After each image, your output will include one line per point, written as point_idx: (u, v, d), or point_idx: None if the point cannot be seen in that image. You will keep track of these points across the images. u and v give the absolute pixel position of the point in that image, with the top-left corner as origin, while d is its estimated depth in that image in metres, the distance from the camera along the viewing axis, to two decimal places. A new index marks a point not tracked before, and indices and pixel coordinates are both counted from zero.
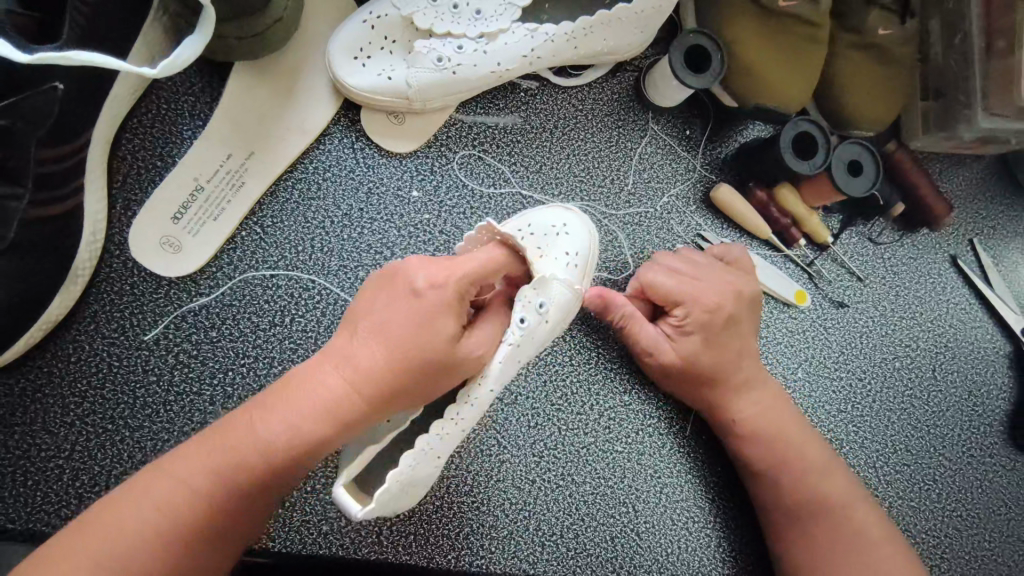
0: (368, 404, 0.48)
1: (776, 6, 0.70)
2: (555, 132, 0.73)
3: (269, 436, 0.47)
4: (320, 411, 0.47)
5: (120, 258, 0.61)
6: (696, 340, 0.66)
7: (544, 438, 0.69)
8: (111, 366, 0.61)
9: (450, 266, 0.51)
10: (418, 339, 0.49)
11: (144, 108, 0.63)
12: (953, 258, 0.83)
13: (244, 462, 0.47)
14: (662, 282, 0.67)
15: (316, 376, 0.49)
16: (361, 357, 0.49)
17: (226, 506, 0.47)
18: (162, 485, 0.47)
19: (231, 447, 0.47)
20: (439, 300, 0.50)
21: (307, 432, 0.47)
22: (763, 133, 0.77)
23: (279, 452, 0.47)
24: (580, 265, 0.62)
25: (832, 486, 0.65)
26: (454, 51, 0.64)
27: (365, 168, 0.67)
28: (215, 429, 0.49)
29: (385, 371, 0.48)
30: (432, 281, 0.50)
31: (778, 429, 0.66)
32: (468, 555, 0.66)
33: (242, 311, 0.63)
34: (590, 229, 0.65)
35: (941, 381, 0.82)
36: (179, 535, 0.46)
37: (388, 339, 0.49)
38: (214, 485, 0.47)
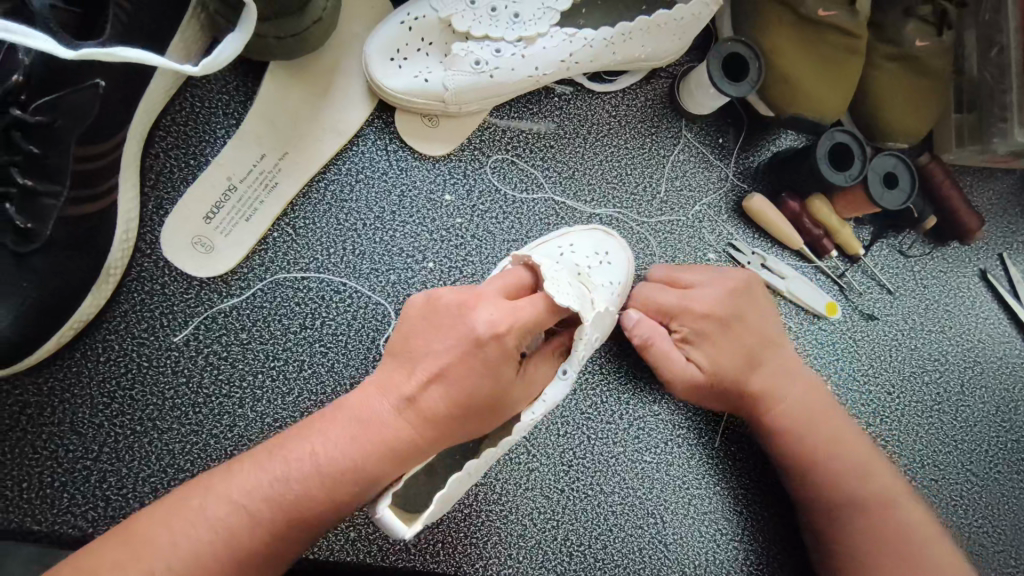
0: (427, 443, 0.49)
1: (816, 16, 0.69)
2: (588, 138, 0.72)
3: (332, 467, 0.47)
4: (382, 446, 0.48)
5: (151, 257, 0.61)
6: (705, 349, 0.66)
7: (573, 447, 0.68)
8: (141, 366, 0.60)
9: (513, 311, 0.50)
10: (484, 385, 0.50)
11: (178, 105, 0.62)
12: (982, 272, 0.82)
13: (307, 492, 0.47)
14: (660, 297, 0.68)
15: (378, 410, 0.49)
16: (422, 397, 0.50)
17: (282, 533, 0.46)
18: (218, 508, 0.45)
19: (290, 474, 0.47)
20: (501, 348, 0.50)
21: (370, 467, 0.47)
22: (796, 143, 0.77)
23: (342, 483, 0.47)
24: (620, 294, 0.64)
25: (874, 490, 0.63)
26: (492, 55, 0.63)
27: (397, 170, 0.67)
28: (271, 456, 0.48)
29: (447, 412, 0.49)
30: (498, 326, 0.50)
31: (810, 422, 0.65)
32: (495, 564, 0.65)
33: (273, 313, 0.62)
34: (631, 257, 0.67)
35: (970, 396, 0.81)
36: (235, 560, 0.45)
37: (451, 384, 0.50)
38: (273, 511, 0.46)
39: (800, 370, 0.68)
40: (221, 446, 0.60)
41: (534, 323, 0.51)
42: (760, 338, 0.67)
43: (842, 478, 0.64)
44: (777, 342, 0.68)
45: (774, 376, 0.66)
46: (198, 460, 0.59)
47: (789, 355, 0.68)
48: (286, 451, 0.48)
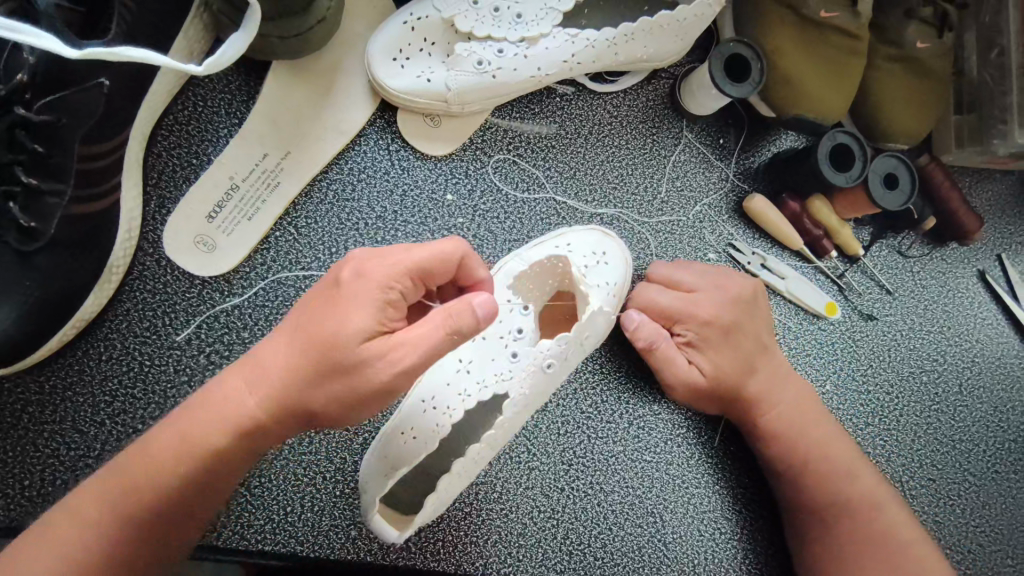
0: (277, 411, 0.48)
1: (818, 17, 0.69)
2: (589, 138, 0.73)
3: (186, 441, 0.48)
4: (227, 420, 0.48)
5: (153, 256, 0.61)
6: (708, 354, 0.67)
7: (574, 446, 0.69)
8: (143, 365, 0.60)
9: (410, 262, 0.47)
10: (329, 327, 0.46)
11: (181, 104, 0.63)
12: (981, 273, 0.83)
13: (163, 467, 0.47)
14: (661, 300, 0.68)
15: (232, 384, 0.49)
16: (268, 362, 0.48)
17: (152, 514, 0.47)
18: (86, 495, 0.47)
19: (148, 454, 0.48)
20: (360, 287, 0.46)
21: (218, 433, 0.48)
22: (796, 143, 0.77)
23: (194, 454, 0.47)
24: (615, 294, 0.64)
25: (862, 495, 0.65)
26: (495, 55, 0.64)
27: (399, 170, 0.67)
28: (139, 442, 0.49)
29: (291, 377, 0.47)
30: (361, 272, 0.47)
31: (802, 430, 0.67)
32: (495, 563, 0.66)
33: (275, 312, 0.63)
34: (628, 256, 0.67)
35: (968, 396, 0.81)
36: (104, 546, 0.46)
37: (314, 343, 0.46)
38: (129, 496, 0.47)
39: (791, 375, 0.69)
40: None
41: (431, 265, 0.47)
42: (758, 344, 0.68)
43: (831, 482, 0.65)
44: (771, 348, 0.69)
45: (769, 381, 0.68)
46: None
47: (781, 360, 0.69)
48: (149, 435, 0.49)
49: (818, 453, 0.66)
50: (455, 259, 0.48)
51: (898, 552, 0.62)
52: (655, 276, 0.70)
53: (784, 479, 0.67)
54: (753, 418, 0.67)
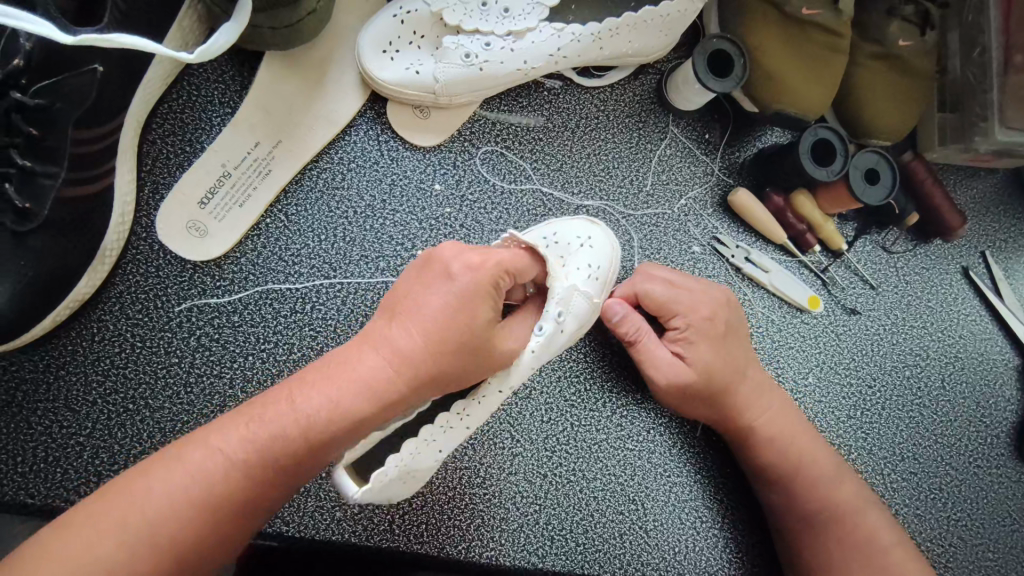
0: (403, 384, 0.48)
1: (800, 15, 0.70)
2: (576, 132, 0.74)
3: (301, 414, 0.46)
4: (356, 386, 0.47)
5: (147, 240, 0.62)
6: (704, 350, 0.67)
7: (557, 433, 0.70)
8: (134, 346, 0.61)
9: (487, 251, 0.53)
10: (456, 318, 0.49)
11: (175, 93, 0.64)
12: (964, 270, 0.84)
13: (278, 442, 0.46)
14: (657, 292, 0.68)
15: (358, 358, 0.48)
16: (396, 337, 0.49)
17: (250, 487, 0.46)
18: (194, 458, 0.46)
19: (265, 424, 0.46)
20: (479, 284, 0.51)
21: (340, 406, 0.46)
22: (781, 139, 0.78)
23: (311, 431, 0.46)
24: (599, 278, 0.64)
25: (837, 490, 0.66)
26: (482, 48, 0.65)
27: (388, 160, 0.68)
28: (251, 409, 0.48)
29: (423, 352, 0.48)
30: (472, 264, 0.52)
31: (784, 436, 0.68)
32: (478, 546, 0.67)
33: (264, 297, 0.64)
34: (615, 244, 0.67)
35: (950, 392, 0.82)
36: (193, 516, 0.44)
37: (427, 325, 0.49)
38: (236, 464, 0.46)
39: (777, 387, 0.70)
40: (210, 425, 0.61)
41: (511, 262, 0.53)
42: (745, 351, 0.69)
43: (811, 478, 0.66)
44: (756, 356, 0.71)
45: (757, 387, 0.69)
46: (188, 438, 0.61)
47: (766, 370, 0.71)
48: (271, 398, 0.48)
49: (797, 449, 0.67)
50: (523, 263, 0.55)
51: (875, 558, 0.63)
52: (653, 271, 0.70)
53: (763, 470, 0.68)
54: (750, 419, 0.68)
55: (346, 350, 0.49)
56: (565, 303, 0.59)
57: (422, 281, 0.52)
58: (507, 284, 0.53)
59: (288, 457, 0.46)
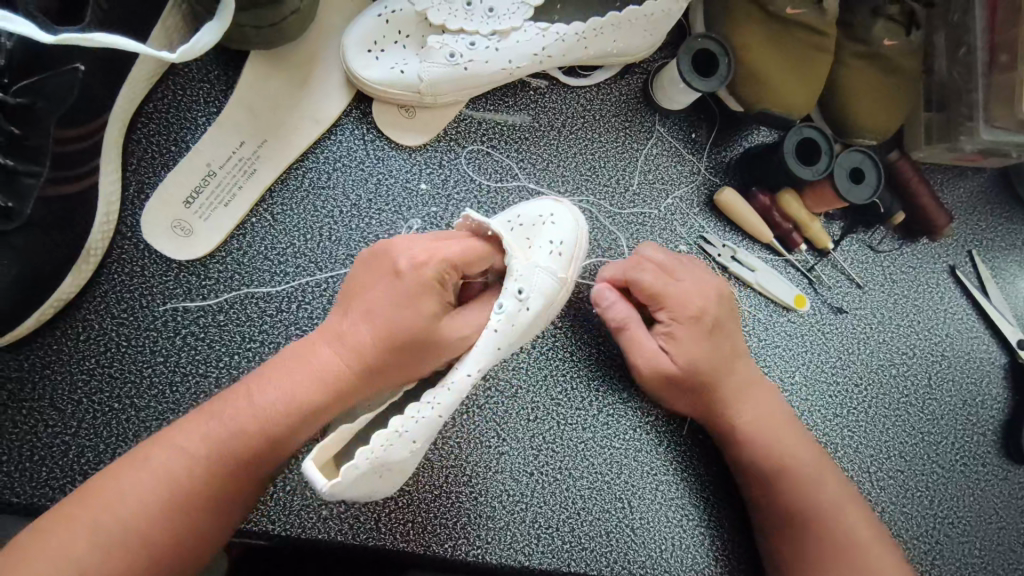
0: (356, 375, 0.51)
1: (784, 14, 0.71)
2: (562, 131, 0.74)
3: (261, 407, 0.50)
4: (313, 380, 0.50)
5: (132, 239, 0.62)
6: (684, 345, 0.67)
7: (543, 432, 0.70)
8: (119, 345, 0.61)
9: (435, 248, 0.54)
10: (403, 312, 0.52)
11: (160, 93, 0.64)
12: (951, 268, 0.84)
13: (243, 435, 0.49)
14: (649, 282, 0.68)
15: (313, 352, 0.52)
16: (349, 332, 0.52)
17: (220, 480, 0.49)
18: (161, 457, 0.49)
19: (230, 420, 0.50)
20: (422, 279, 0.53)
21: (299, 399, 0.50)
22: (767, 138, 0.79)
23: (274, 424, 0.50)
24: (564, 255, 0.61)
25: (821, 488, 0.66)
26: (466, 48, 0.65)
27: (374, 159, 0.68)
28: (215, 403, 0.51)
29: (376, 346, 0.51)
30: (417, 261, 0.53)
31: (768, 433, 0.68)
32: (464, 545, 0.67)
33: (250, 297, 0.64)
34: (580, 218, 0.65)
35: (937, 390, 0.83)
36: (163, 508, 0.47)
37: (375, 320, 0.52)
38: (200, 456, 0.49)
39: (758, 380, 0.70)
40: None
41: (461, 256, 0.54)
42: (734, 345, 0.69)
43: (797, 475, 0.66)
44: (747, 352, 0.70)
45: (742, 382, 0.69)
46: None
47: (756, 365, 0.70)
48: (233, 391, 0.52)
49: (784, 447, 0.67)
50: (474, 251, 0.55)
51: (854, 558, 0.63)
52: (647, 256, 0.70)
53: (744, 468, 0.68)
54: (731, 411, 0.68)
55: (300, 345, 0.53)
56: (527, 278, 0.56)
57: (367, 275, 0.55)
58: (455, 278, 0.55)
59: (255, 450, 0.50)
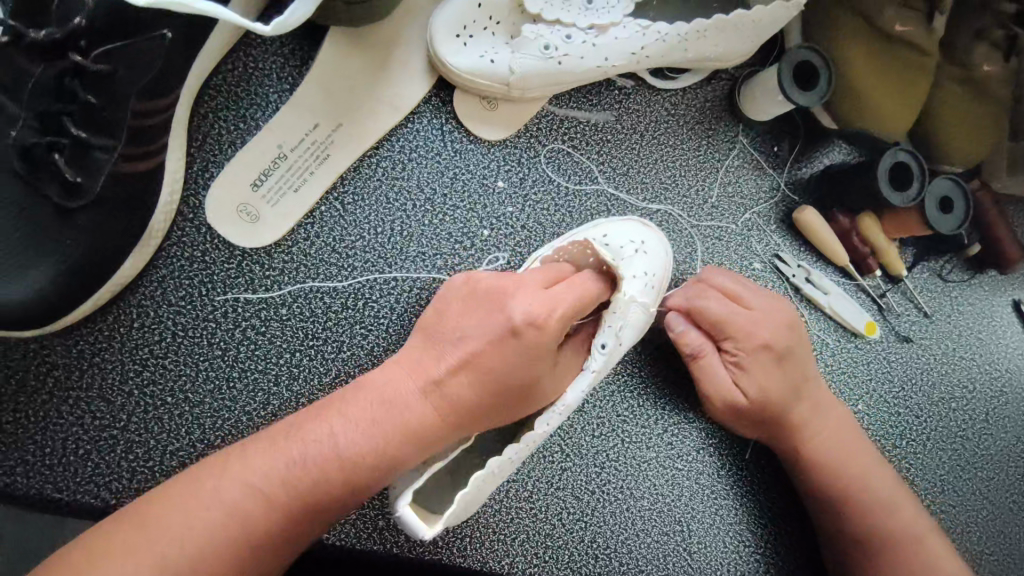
0: (448, 428, 0.49)
1: (891, 30, 0.67)
2: (645, 135, 0.70)
3: (346, 452, 0.46)
4: (402, 427, 0.48)
5: (193, 222, 0.58)
6: (757, 376, 0.65)
7: (608, 449, 0.67)
8: (175, 335, 0.57)
9: (551, 300, 0.51)
10: (511, 373, 0.50)
11: (231, 64, 0.59)
12: (1016, 302, 0.83)
13: (323, 478, 0.46)
14: (715, 309, 0.65)
15: (403, 395, 0.49)
16: (446, 379, 0.49)
17: (291, 520, 0.46)
18: (230, 489, 0.45)
19: (309, 460, 0.46)
20: (538, 338, 0.50)
21: (387, 445, 0.47)
22: (848, 157, 0.76)
23: (357, 470, 0.46)
24: (654, 286, 0.61)
25: (894, 515, 0.65)
26: (563, 40, 0.61)
27: (452, 152, 0.64)
28: (290, 438, 0.47)
29: (473, 401, 0.49)
30: (534, 317, 0.50)
31: (848, 462, 0.66)
32: (522, 562, 0.64)
33: (316, 291, 0.60)
34: (667, 251, 0.64)
35: (993, 426, 0.81)
36: (233, 551, 0.44)
37: (479, 373, 0.49)
38: (275, 498, 0.45)
39: (834, 403, 0.69)
40: (254, 425, 0.57)
41: (576, 310, 0.51)
42: (804, 372, 0.67)
43: (868, 507, 0.65)
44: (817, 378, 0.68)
45: (813, 414, 0.66)
46: (230, 437, 0.57)
47: (821, 391, 0.68)
48: (310, 427, 0.48)
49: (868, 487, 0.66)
50: (590, 300, 0.53)
51: None
52: (710, 281, 0.67)
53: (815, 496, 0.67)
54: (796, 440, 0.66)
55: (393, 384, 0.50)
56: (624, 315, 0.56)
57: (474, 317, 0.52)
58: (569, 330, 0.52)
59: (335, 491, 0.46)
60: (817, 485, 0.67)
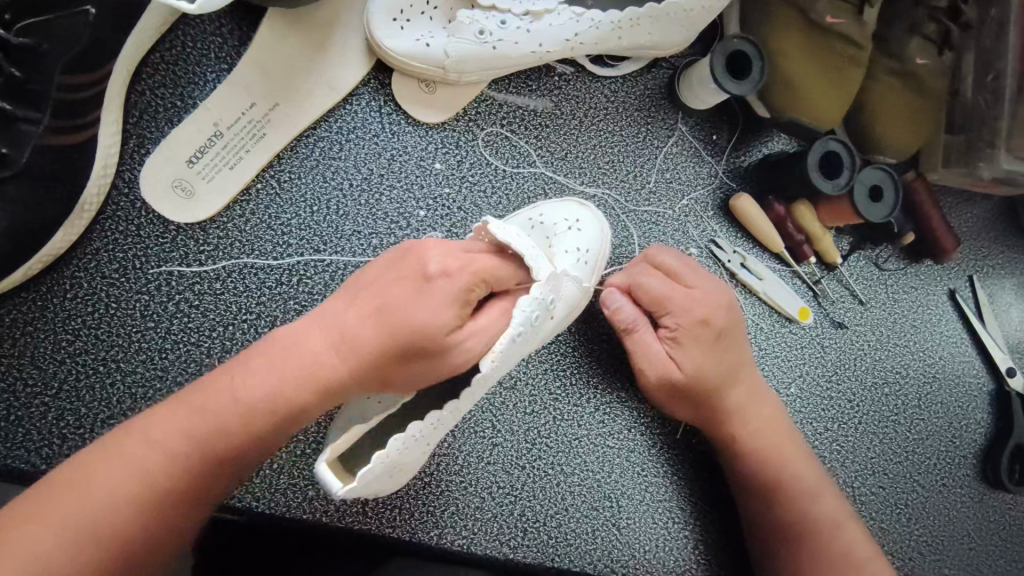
0: (352, 374, 0.48)
1: (823, 22, 0.69)
2: (584, 121, 0.72)
3: (247, 400, 0.47)
4: (304, 375, 0.48)
5: (128, 197, 0.59)
6: (693, 354, 0.67)
7: (538, 425, 0.70)
8: (109, 306, 0.59)
9: (467, 258, 0.51)
10: (414, 314, 0.48)
11: (168, 43, 0.60)
12: (950, 292, 0.85)
13: (223, 430, 0.47)
14: (652, 288, 0.67)
15: (307, 343, 0.49)
16: (350, 324, 0.49)
17: (195, 473, 0.47)
18: (134, 446, 0.47)
19: (211, 411, 0.47)
20: (449, 287, 0.49)
21: (287, 398, 0.48)
22: (787, 147, 0.78)
23: (256, 417, 0.48)
24: (589, 262, 0.64)
25: (815, 500, 0.68)
26: (497, 26, 0.63)
27: (389, 133, 0.66)
28: (196, 389, 0.48)
29: (377, 346, 0.48)
30: (447, 269, 0.50)
31: (770, 445, 0.69)
32: (450, 533, 0.66)
33: (249, 267, 0.62)
34: (603, 224, 0.67)
35: (925, 411, 0.84)
36: (137, 503, 0.46)
37: (386, 317, 0.48)
38: (177, 451, 0.47)
39: (763, 391, 0.71)
40: None
41: (489, 271, 0.51)
42: (739, 357, 0.69)
43: (790, 494, 0.68)
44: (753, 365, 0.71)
45: (741, 401, 0.69)
46: None
47: (754, 380, 0.70)
48: (217, 380, 0.49)
49: (788, 476, 0.68)
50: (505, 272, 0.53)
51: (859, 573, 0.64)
52: (653, 259, 0.69)
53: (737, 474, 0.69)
54: (729, 429, 0.69)
55: (298, 334, 0.50)
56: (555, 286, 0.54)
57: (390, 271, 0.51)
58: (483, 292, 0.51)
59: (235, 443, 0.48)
60: (742, 467, 0.69)
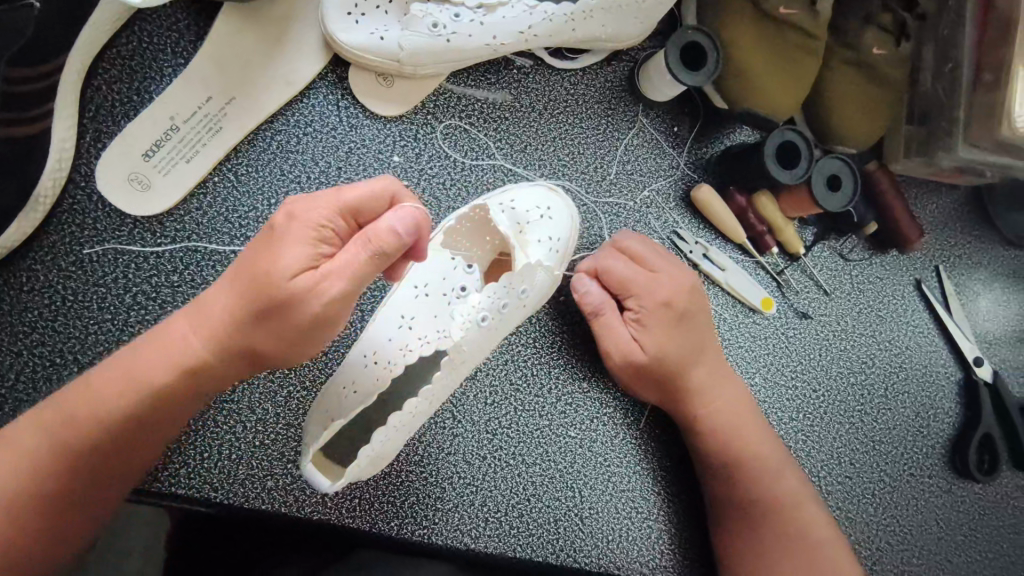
0: (208, 354, 0.50)
1: (776, 13, 0.70)
2: (543, 113, 0.72)
3: (109, 399, 0.50)
4: (165, 366, 0.50)
5: (85, 190, 0.60)
6: (656, 334, 0.68)
7: (500, 416, 0.70)
8: (65, 299, 0.59)
9: (319, 198, 0.49)
10: (257, 265, 0.47)
11: (124, 38, 0.61)
12: (917, 282, 0.85)
13: (83, 431, 0.50)
14: (618, 270, 0.69)
15: (167, 333, 0.51)
16: (208, 304, 0.50)
17: (60, 478, 0.50)
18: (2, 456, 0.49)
19: (75, 412, 0.50)
20: (290, 229, 0.48)
21: (143, 388, 0.50)
22: (749, 138, 0.78)
23: (114, 415, 0.50)
24: (559, 249, 0.66)
25: (780, 482, 0.68)
26: (451, 19, 0.63)
27: (347, 127, 0.66)
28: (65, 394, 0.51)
29: (225, 319, 0.49)
30: (293, 212, 0.49)
31: (736, 429, 0.69)
32: (411, 523, 0.67)
33: (206, 259, 0.62)
34: (574, 214, 0.68)
35: (891, 401, 0.84)
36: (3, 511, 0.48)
37: (236, 276, 0.49)
38: (42, 458, 0.49)
39: (730, 373, 0.71)
40: None
41: (353, 205, 0.49)
42: (705, 339, 0.70)
43: (754, 480, 0.68)
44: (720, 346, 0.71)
45: (704, 384, 0.69)
46: None
47: (720, 360, 0.71)
48: (86, 380, 0.51)
49: (752, 464, 0.68)
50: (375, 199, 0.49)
51: (814, 554, 0.66)
52: (620, 244, 0.70)
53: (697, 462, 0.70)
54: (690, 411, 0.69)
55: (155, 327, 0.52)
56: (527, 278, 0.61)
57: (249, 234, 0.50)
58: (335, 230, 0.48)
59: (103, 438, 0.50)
60: (705, 454, 0.69)
